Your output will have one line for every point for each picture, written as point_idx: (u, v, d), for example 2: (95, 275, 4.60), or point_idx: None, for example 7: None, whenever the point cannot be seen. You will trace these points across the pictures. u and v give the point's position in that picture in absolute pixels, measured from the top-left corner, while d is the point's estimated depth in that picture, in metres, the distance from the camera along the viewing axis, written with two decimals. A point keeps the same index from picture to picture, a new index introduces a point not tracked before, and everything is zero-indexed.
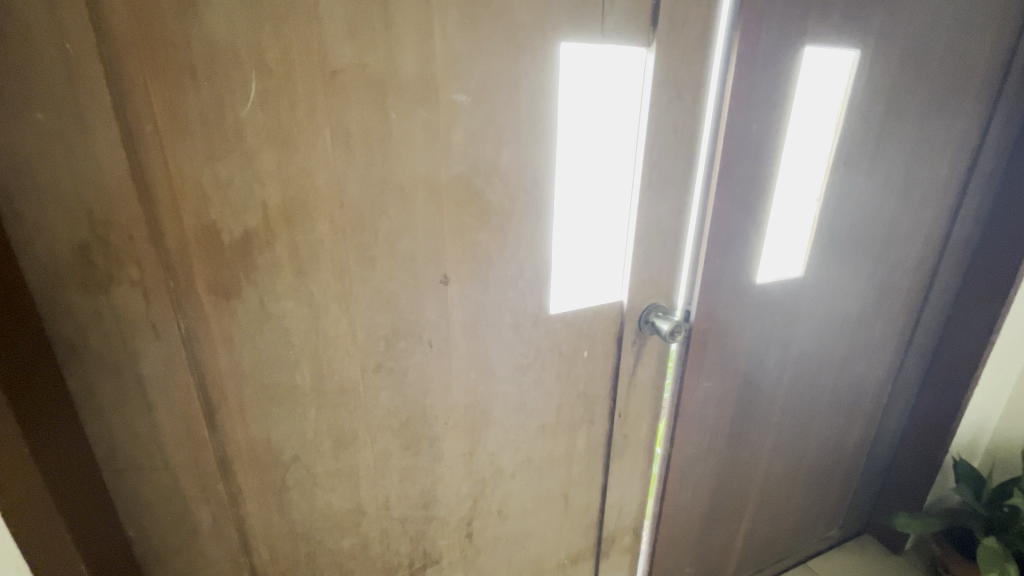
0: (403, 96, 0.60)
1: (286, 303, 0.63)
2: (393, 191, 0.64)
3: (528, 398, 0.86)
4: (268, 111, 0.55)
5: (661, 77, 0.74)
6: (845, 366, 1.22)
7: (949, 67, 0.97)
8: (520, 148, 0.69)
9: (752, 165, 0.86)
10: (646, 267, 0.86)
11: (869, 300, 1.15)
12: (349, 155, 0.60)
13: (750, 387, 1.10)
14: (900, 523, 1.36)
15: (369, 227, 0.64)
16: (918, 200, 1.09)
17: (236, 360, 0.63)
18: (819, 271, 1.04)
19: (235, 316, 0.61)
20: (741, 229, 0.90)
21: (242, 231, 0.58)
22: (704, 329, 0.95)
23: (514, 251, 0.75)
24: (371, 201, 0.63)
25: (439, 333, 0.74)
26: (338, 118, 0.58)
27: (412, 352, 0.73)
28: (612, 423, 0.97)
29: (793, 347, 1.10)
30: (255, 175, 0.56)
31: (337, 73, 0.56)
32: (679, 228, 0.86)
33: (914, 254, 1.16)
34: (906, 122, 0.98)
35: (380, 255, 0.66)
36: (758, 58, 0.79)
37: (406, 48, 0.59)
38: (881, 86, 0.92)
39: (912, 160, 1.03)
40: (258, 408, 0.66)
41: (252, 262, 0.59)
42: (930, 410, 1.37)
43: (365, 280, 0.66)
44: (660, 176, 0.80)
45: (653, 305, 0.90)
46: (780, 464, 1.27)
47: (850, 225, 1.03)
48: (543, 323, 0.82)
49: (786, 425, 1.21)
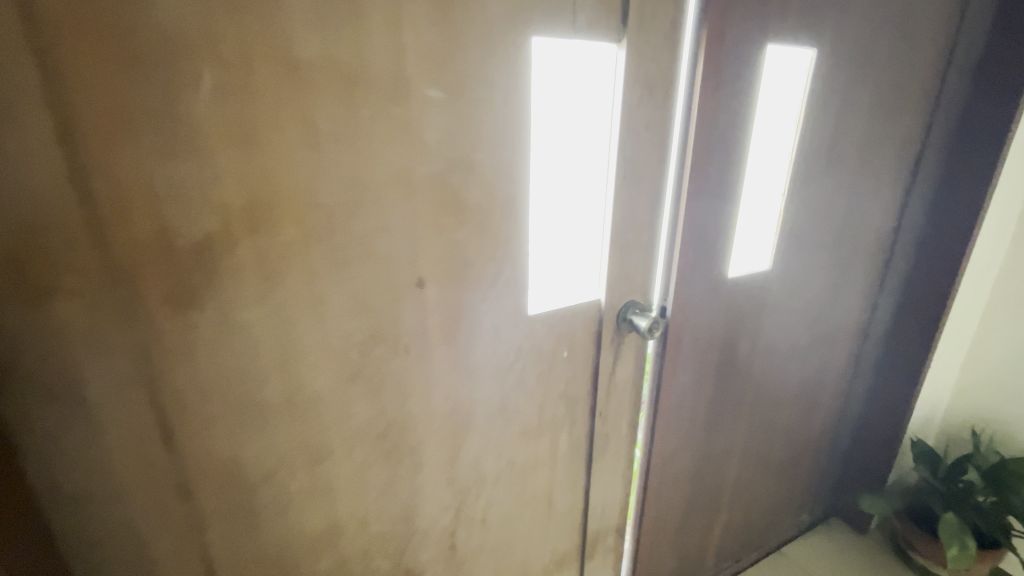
0: (373, 92, 0.57)
1: (250, 312, 0.58)
2: (364, 190, 0.61)
3: (510, 402, 0.85)
4: (226, 106, 0.51)
5: (633, 73, 0.74)
6: (811, 355, 1.26)
7: (895, 66, 1.03)
8: (495, 145, 0.68)
9: (722, 159, 0.88)
10: (623, 263, 0.86)
11: (830, 290, 1.20)
12: (316, 155, 0.56)
13: (724, 380, 1.12)
14: (866, 504, 1.42)
15: (341, 229, 0.61)
16: (871, 193, 1.14)
17: (196, 376, 0.58)
18: (786, 263, 1.07)
19: (194, 327, 0.56)
20: (713, 221, 0.91)
21: (200, 235, 0.53)
22: (680, 326, 0.96)
23: (491, 251, 0.73)
24: (342, 201, 0.60)
25: (417, 338, 0.71)
26: (303, 114, 0.55)
27: (388, 359, 0.70)
28: (593, 421, 0.97)
29: (761, 341, 1.13)
30: (213, 175, 0.52)
31: (302, 66, 0.53)
32: (654, 225, 0.87)
33: (870, 243, 1.21)
34: (860, 118, 1.03)
35: (352, 258, 0.62)
36: (723, 55, 0.80)
37: (375, 41, 0.56)
38: (837, 83, 0.96)
39: (865, 155, 1.08)
40: (222, 427, 0.61)
41: (211, 268, 0.55)
42: (887, 395, 1.44)
43: (336, 285, 0.63)
44: (634, 171, 0.80)
45: (630, 302, 0.90)
46: (753, 452, 1.30)
47: (813, 218, 1.07)
48: (523, 324, 0.80)
49: (758, 414, 1.24)
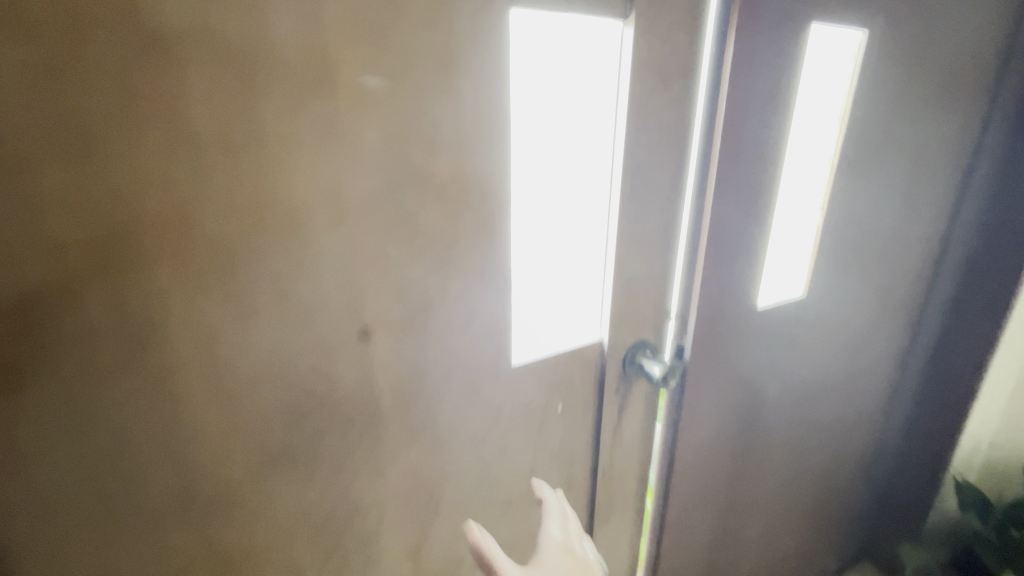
0: (280, 81, 0.41)
1: (114, 385, 0.43)
2: (276, 217, 0.44)
3: (490, 471, 0.68)
4: (46, 101, 0.35)
5: (643, 58, 0.57)
6: (846, 389, 1.09)
7: (953, 52, 0.85)
8: (463, 152, 0.51)
9: (751, 167, 0.70)
10: (630, 297, 0.69)
11: (870, 316, 1.03)
12: (198, 170, 0.41)
13: (749, 426, 0.94)
14: (903, 552, 1.26)
15: (242, 270, 0.45)
16: (920, 204, 0.98)
17: (36, 475, 0.42)
18: (824, 288, 0.90)
19: (25, 413, 0.40)
20: (740, 243, 0.74)
21: (20, 286, 0.37)
22: (699, 371, 0.79)
23: (460, 290, 0.56)
24: (243, 232, 0.44)
25: (363, 404, 0.55)
26: (173, 113, 0.39)
27: (324, 434, 0.54)
28: (595, 484, 0.80)
29: (791, 379, 0.96)
30: (35, 201, 0.36)
31: (165, 43, 0.37)
32: (667, 249, 0.70)
33: (914, 261, 1.05)
34: (913, 117, 0.86)
35: (263, 307, 0.47)
36: (758, 36, 0.63)
37: (280, 8, 0.40)
38: (890, 74, 0.79)
39: (917, 160, 0.91)
40: (87, 534, 0.46)
41: (42, 332, 0.39)
42: (928, 431, 1.26)
43: (241, 343, 0.47)
44: (644, 184, 0.64)
45: (640, 343, 0.73)
46: (778, 501, 1.13)
47: (855, 235, 0.90)
48: (504, 377, 0.64)
49: (784, 458, 1.07)
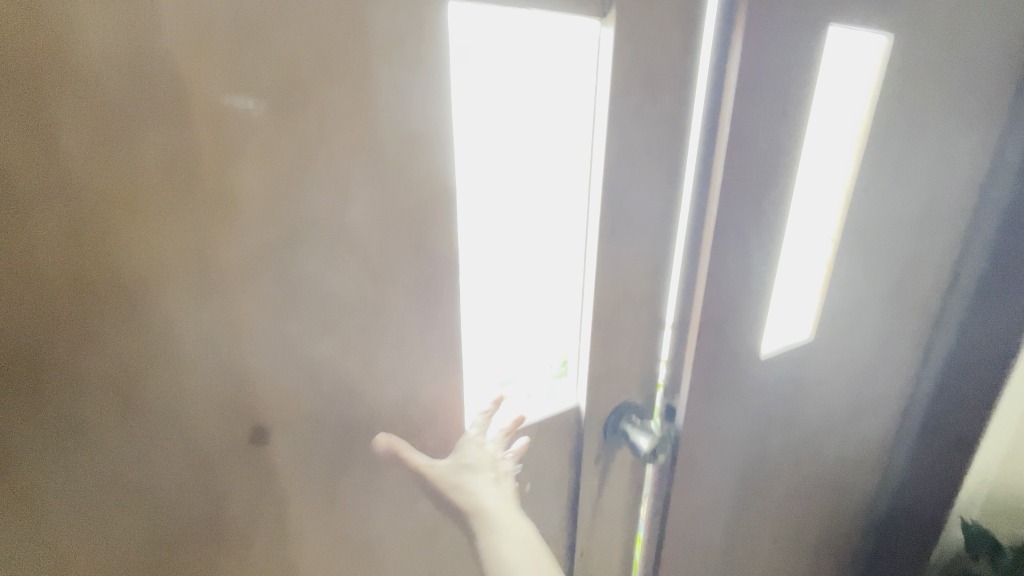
0: (91, 98, 0.27)
1: None
2: (102, 294, 0.31)
3: (439, 564, 0.56)
4: None
5: (628, 69, 0.45)
6: (852, 432, 0.99)
7: (966, 63, 0.76)
8: (388, 193, 0.39)
9: (759, 199, 0.58)
10: (613, 355, 0.57)
11: (879, 353, 0.93)
12: None
13: (750, 486, 0.82)
14: None
15: (49, 372, 0.30)
16: (932, 230, 0.88)
17: None
18: (831, 328, 0.79)
19: None
20: (743, 286, 0.62)
21: None
22: (693, 441, 0.66)
23: (395, 364, 0.44)
24: (44, 320, 0.29)
25: (263, 520, 0.42)
26: None
27: (206, 568, 0.40)
28: (571, 564, 0.68)
29: (793, 429, 0.85)
30: None
31: None
32: (656, 295, 0.58)
33: (924, 290, 0.96)
34: (930, 136, 0.77)
35: (90, 418, 0.32)
36: (768, 41, 0.50)
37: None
38: (908, 87, 0.70)
39: (931, 183, 0.82)
40: None
41: None
42: (935, 471, 1.16)
43: (58, 471, 0.32)
44: (627, 222, 0.52)
45: (626, 407, 0.62)
46: (781, 559, 1.01)
47: (867, 268, 0.79)
48: None
49: (787, 514, 0.96)
